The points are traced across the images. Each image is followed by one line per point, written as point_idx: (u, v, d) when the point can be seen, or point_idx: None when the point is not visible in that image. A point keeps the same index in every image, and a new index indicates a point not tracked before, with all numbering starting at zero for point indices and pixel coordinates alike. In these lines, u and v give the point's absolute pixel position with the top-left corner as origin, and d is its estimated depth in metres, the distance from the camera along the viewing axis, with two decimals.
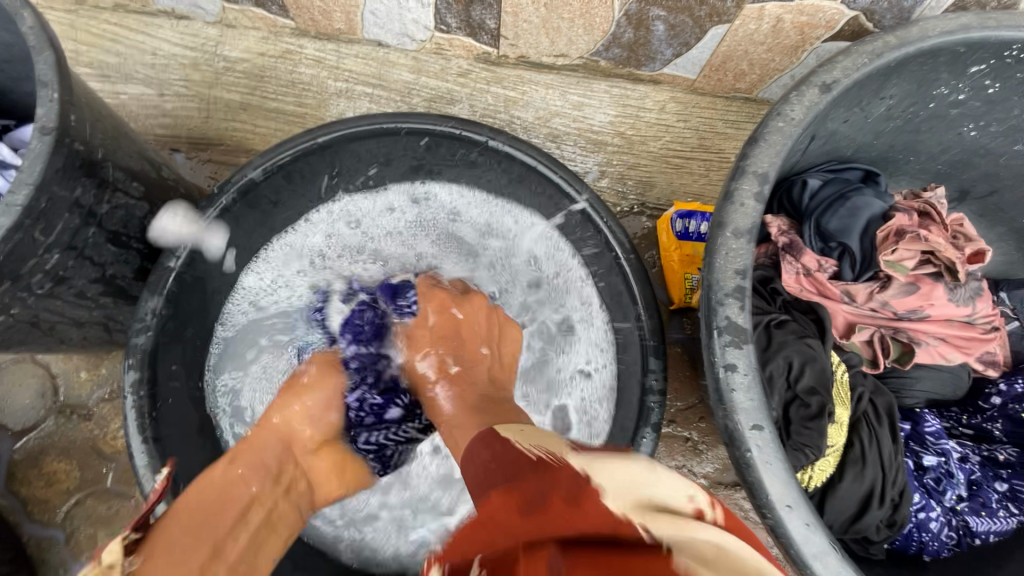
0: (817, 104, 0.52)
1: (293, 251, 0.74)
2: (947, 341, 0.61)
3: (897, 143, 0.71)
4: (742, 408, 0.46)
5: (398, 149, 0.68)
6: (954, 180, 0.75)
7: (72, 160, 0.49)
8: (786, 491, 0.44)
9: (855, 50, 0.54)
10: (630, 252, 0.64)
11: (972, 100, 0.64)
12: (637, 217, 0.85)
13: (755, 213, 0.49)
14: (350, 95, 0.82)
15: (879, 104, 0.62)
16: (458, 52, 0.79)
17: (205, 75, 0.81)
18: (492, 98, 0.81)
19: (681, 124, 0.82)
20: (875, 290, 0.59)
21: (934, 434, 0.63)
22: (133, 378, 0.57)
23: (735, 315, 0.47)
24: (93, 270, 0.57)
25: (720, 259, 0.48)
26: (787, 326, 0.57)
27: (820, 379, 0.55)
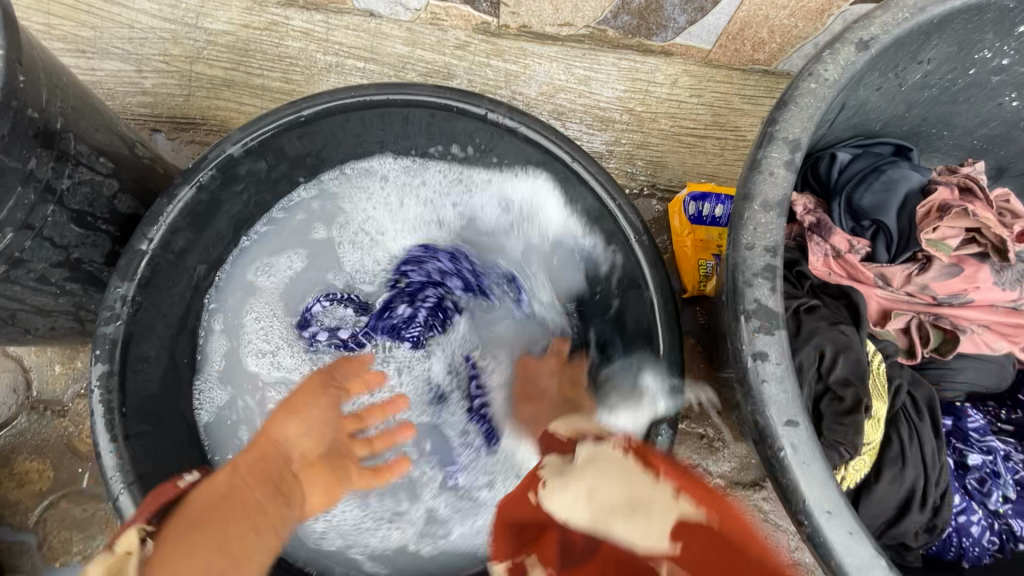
0: (854, 63, 0.47)
1: (304, 225, 0.71)
2: (992, 329, 0.55)
3: (931, 115, 0.65)
4: (774, 402, 0.40)
5: (388, 123, 0.63)
6: (991, 156, 0.70)
7: (23, 127, 0.44)
8: (825, 494, 0.39)
9: (895, 4, 0.48)
10: (642, 234, 0.58)
11: (1017, 65, 0.58)
12: (648, 200, 0.80)
13: (786, 183, 0.44)
14: (340, 70, 0.76)
15: (916, 70, 0.57)
16: (455, 23, 0.74)
17: (186, 49, 0.76)
18: (492, 72, 0.76)
19: (694, 99, 0.77)
20: (914, 273, 0.54)
21: (978, 430, 0.58)
22: (100, 371, 0.52)
23: (765, 297, 0.42)
24: (55, 252, 0.52)
25: (748, 235, 0.43)
26: (818, 311, 0.52)
27: (855, 370, 0.50)
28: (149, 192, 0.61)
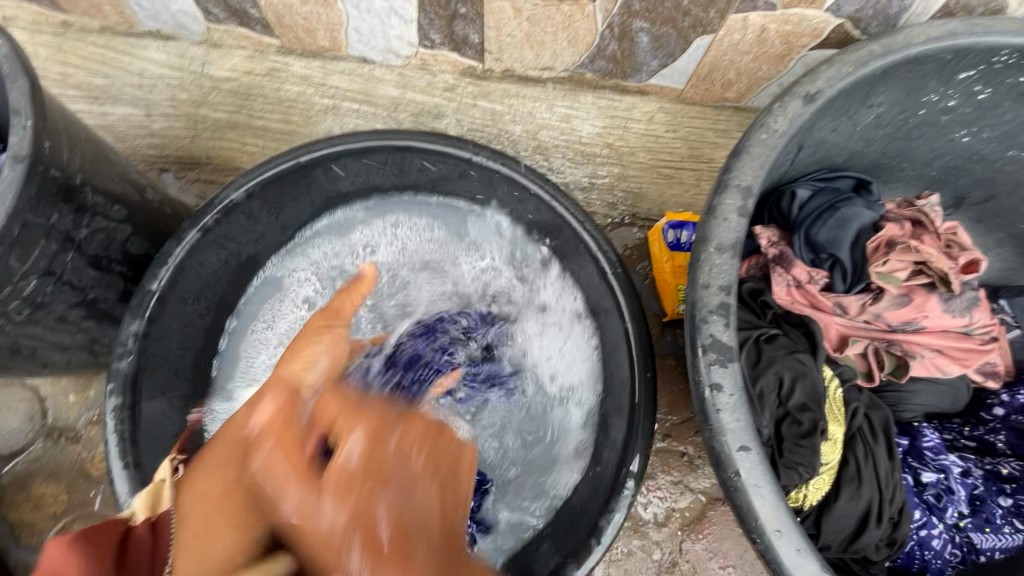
0: (801, 115, 0.51)
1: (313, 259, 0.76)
2: (945, 353, 0.59)
3: (889, 149, 0.69)
4: (729, 429, 0.44)
5: (380, 165, 0.67)
6: (949, 186, 0.74)
7: (47, 186, 0.48)
8: (775, 515, 0.43)
9: (839, 60, 0.52)
10: (618, 267, 0.62)
11: (963, 106, 0.63)
12: (629, 228, 0.84)
13: (739, 227, 0.48)
14: (336, 111, 0.81)
15: (867, 113, 0.61)
16: (443, 67, 0.79)
17: (192, 95, 0.81)
18: (480, 113, 0.81)
19: (670, 134, 0.82)
20: (868, 302, 0.57)
21: (933, 450, 0.61)
22: (115, 402, 0.57)
23: (719, 332, 0.46)
24: (73, 294, 0.56)
25: (704, 275, 0.47)
26: (777, 340, 0.56)
27: (811, 394, 0.54)
28: (158, 233, 0.66)
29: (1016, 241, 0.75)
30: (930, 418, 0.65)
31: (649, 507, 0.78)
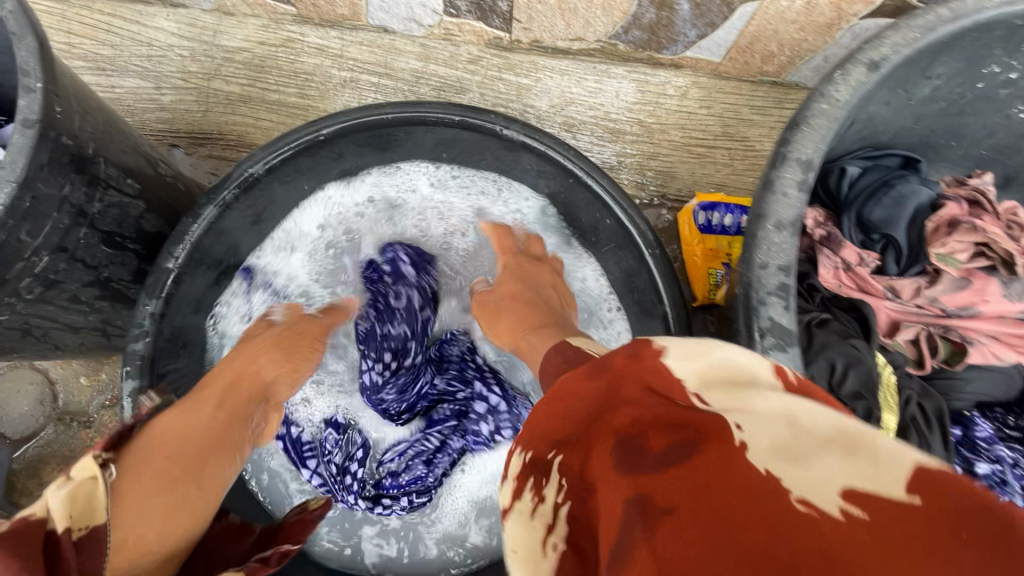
0: (864, 83, 0.48)
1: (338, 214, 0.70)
2: (1000, 340, 0.56)
3: (940, 126, 0.66)
4: None
5: (404, 138, 0.64)
6: (999, 166, 0.71)
7: (59, 155, 0.45)
8: None
9: (905, 24, 0.49)
10: (655, 247, 0.59)
11: None
12: (657, 210, 0.81)
13: (799, 203, 0.45)
14: (354, 84, 0.78)
15: (925, 84, 0.57)
16: (467, 38, 0.75)
17: (203, 66, 0.78)
18: (505, 86, 0.77)
19: (704, 110, 0.78)
20: (923, 286, 0.55)
21: (986, 439, 0.58)
22: (133, 386, 0.54)
23: (778, 315, 0.43)
24: (87, 272, 0.53)
25: (762, 254, 0.44)
26: (828, 324, 0.53)
27: (866, 383, 0.51)
28: (172, 210, 0.63)
29: None
30: (979, 408, 0.62)
31: None
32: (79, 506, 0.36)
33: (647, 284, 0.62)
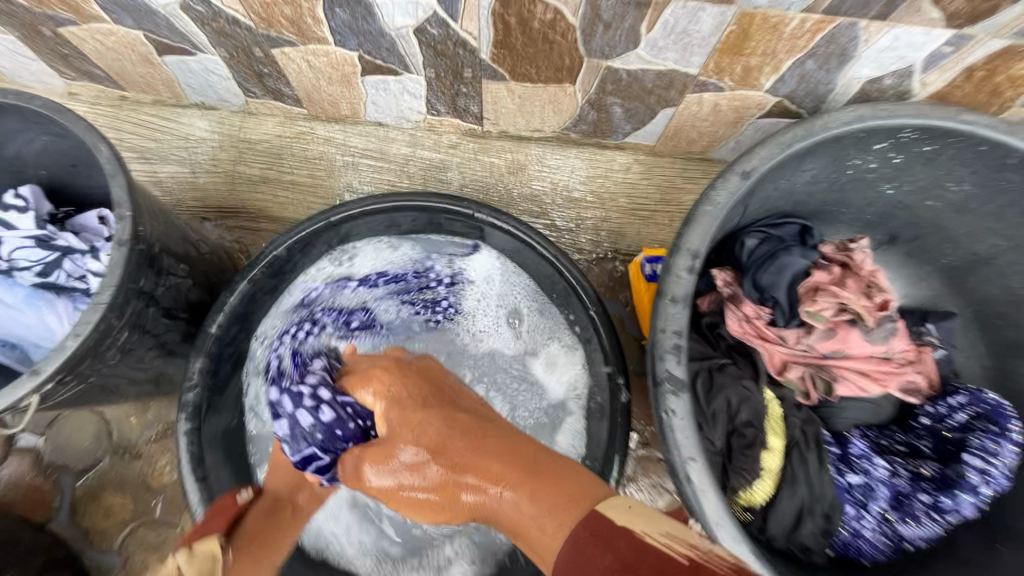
0: (737, 189, 0.64)
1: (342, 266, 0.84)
2: (868, 376, 0.71)
3: (827, 199, 0.82)
4: (681, 444, 0.57)
5: (397, 220, 0.82)
6: (884, 227, 0.86)
7: (139, 259, 0.61)
8: (716, 510, 0.55)
9: (771, 142, 0.65)
10: (596, 304, 0.76)
11: (883, 167, 0.75)
12: (610, 262, 0.97)
13: (688, 282, 0.61)
14: (355, 167, 0.94)
15: (801, 175, 0.74)
16: (447, 129, 0.92)
17: (230, 154, 0.94)
18: (479, 166, 0.93)
19: (645, 182, 0.94)
20: (802, 335, 0.70)
21: (858, 454, 0.74)
22: (185, 428, 0.69)
23: (672, 367, 0.58)
24: (151, 339, 0.69)
25: (661, 321, 0.60)
26: (726, 370, 0.68)
27: (755, 414, 0.66)
28: (211, 282, 0.79)
29: (942, 273, 0.86)
30: (858, 425, 0.77)
31: None
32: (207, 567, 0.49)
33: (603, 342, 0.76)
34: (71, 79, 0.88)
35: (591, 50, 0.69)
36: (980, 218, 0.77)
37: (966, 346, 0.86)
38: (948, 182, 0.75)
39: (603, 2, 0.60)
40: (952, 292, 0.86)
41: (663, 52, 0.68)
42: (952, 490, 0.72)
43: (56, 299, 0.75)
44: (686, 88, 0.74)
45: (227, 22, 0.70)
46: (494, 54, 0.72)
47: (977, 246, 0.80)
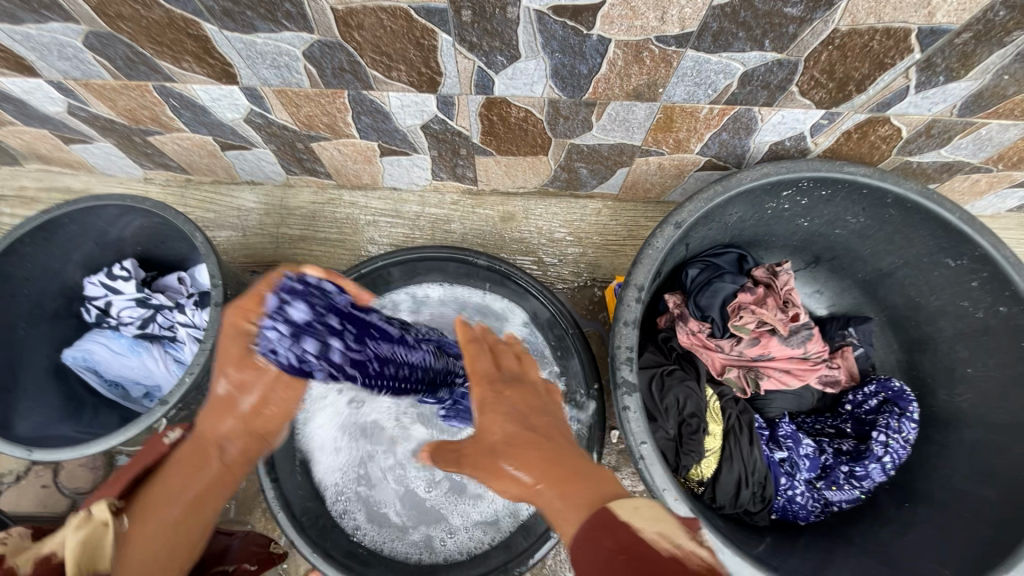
0: (671, 237, 0.84)
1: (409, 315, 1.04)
2: (790, 372, 0.91)
3: (757, 233, 1.01)
4: (636, 432, 0.76)
5: (413, 269, 1.05)
6: (809, 250, 1.05)
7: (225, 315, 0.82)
8: (662, 478, 0.75)
9: (696, 199, 0.85)
10: (573, 329, 0.98)
11: (794, 207, 0.95)
12: (590, 288, 1.15)
13: (635, 309, 0.80)
14: (376, 223, 1.15)
15: (729, 217, 0.94)
16: (450, 190, 1.13)
17: (274, 218, 1.15)
18: (478, 217, 1.14)
19: (613, 222, 1.15)
20: (734, 343, 0.89)
21: (785, 435, 0.93)
22: None
23: (626, 374, 0.78)
24: None
25: (617, 340, 0.80)
26: (674, 373, 0.88)
27: (698, 407, 0.86)
28: None
29: (859, 285, 1.05)
30: (787, 412, 0.97)
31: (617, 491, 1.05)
32: (86, 552, 0.50)
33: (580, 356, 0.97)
34: (148, 169, 1.10)
35: (557, 134, 0.90)
36: (877, 242, 0.96)
37: (883, 344, 1.04)
38: (848, 216, 0.94)
39: (561, 105, 0.81)
40: (869, 301, 1.05)
41: (611, 133, 0.88)
42: (863, 460, 0.91)
43: (151, 345, 0.97)
44: (635, 155, 0.95)
45: (278, 128, 0.92)
46: (483, 139, 0.93)
47: (880, 263, 0.99)
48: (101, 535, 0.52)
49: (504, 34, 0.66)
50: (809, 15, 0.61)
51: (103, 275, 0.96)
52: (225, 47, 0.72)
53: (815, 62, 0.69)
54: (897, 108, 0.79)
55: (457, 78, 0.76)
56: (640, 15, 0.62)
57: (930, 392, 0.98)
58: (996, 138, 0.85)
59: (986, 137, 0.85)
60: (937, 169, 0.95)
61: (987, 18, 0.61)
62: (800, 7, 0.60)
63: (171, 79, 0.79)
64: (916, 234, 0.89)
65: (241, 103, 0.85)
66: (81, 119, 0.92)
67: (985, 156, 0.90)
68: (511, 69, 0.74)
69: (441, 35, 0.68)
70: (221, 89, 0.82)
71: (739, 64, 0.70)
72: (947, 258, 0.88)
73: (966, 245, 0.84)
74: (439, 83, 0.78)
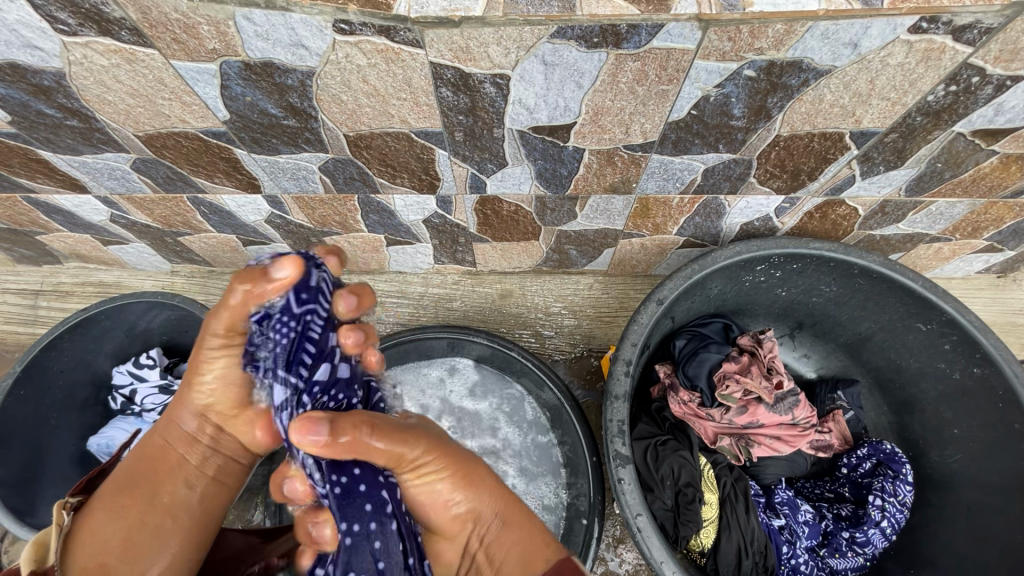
0: (654, 313, 0.90)
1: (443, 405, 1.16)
2: (780, 438, 0.95)
3: (738, 303, 1.08)
4: (631, 504, 0.79)
5: (416, 347, 1.11)
6: (791, 317, 1.11)
7: None
8: (659, 552, 0.77)
9: (675, 277, 0.92)
10: (569, 400, 1.03)
11: (770, 278, 1.01)
12: (587, 359, 1.20)
13: (625, 382, 0.86)
14: (383, 305, 1.23)
15: (709, 290, 1.00)
16: (450, 272, 1.22)
17: None
18: (477, 295, 1.22)
19: (606, 295, 1.22)
20: (723, 412, 0.93)
21: (782, 501, 0.94)
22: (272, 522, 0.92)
23: (620, 447, 0.82)
24: None
25: (609, 414, 0.85)
26: (668, 443, 0.92)
27: (692, 476, 0.88)
28: None
29: (843, 349, 1.10)
30: (783, 478, 0.98)
31: (623, 564, 1.05)
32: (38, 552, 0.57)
33: (586, 511, 0.98)
34: (175, 262, 1.21)
35: (546, 223, 0.99)
36: (852, 309, 1.02)
37: (873, 405, 1.08)
38: (822, 286, 1.01)
39: (547, 200, 0.91)
40: (854, 363, 1.09)
41: (595, 220, 0.98)
42: (863, 525, 0.93)
43: None
44: (618, 237, 1.04)
45: (295, 226, 1.02)
46: (480, 230, 1.02)
47: (859, 328, 1.04)
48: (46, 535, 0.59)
49: (492, 148, 0.77)
50: (753, 126, 0.71)
51: (130, 364, 1.03)
52: (252, 165, 0.83)
53: (766, 159, 0.79)
54: (850, 192, 0.87)
55: (453, 183, 0.87)
56: (608, 131, 0.72)
57: (922, 453, 1.00)
58: (947, 213, 0.93)
59: (937, 212, 0.93)
60: (900, 239, 1.03)
61: (908, 122, 0.70)
62: (744, 120, 0.69)
63: (203, 191, 0.91)
64: (887, 301, 0.95)
65: (263, 207, 0.96)
66: (120, 225, 1.04)
67: (941, 228, 0.98)
68: (500, 174, 0.84)
69: (438, 151, 0.78)
70: (247, 197, 0.93)
71: (700, 164, 0.80)
72: (918, 323, 0.94)
73: (932, 311, 0.90)
74: (438, 186, 0.88)
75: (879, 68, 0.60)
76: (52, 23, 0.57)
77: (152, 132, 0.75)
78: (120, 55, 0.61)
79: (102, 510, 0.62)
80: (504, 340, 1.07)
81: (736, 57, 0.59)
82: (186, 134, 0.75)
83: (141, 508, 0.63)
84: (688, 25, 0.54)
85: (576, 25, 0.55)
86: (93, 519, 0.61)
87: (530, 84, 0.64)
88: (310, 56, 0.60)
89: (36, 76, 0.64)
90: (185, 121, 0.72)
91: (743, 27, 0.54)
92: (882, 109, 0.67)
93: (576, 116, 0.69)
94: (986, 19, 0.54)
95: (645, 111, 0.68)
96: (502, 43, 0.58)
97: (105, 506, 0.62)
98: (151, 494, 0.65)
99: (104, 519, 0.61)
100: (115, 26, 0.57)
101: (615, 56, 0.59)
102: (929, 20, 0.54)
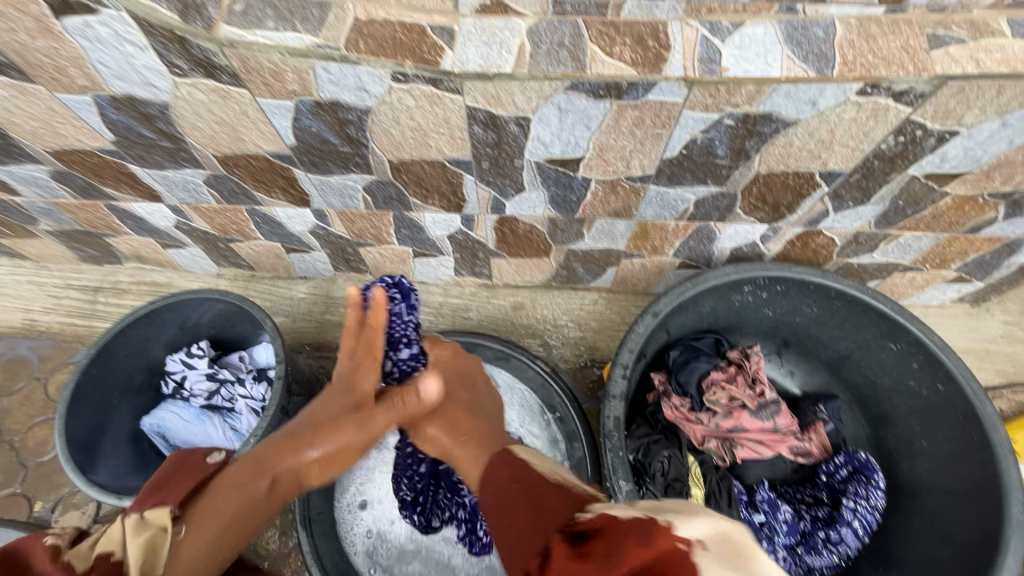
0: (650, 324, 1.01)
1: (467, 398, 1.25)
2: (762, 442, 1.05)
3: (728, 320, 1.19)
4: (623, 492, 0.90)
5: None
6: (777, 335, 1.22)
7: (281, 388, 1.02)
8: None
9: (669, 293, 1.03)
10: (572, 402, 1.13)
11: (756, 298, 1.13)
12: (591, 368, 1.31)
13: (622, 383, 0.97)
14: None
15: (700, 307, 1.11)
16: (468, 284, 1.34)
17: (320, 306, 1.36)
18: (492, 306, 1.35)
19: (609, 310, 1.33)
20: (710, 416, 1.04)
21: (763, 500, 1.04)
22: (301, 500, 1.01)
23: (615, 442, 0.93)
24: None
25: (606, 412, 0.95)
26: (660, 442, 1.02)
27: (681, 472, 0.99)
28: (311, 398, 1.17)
29: (825, 366, 1.20)
30: (764, 480, 1.09)
31: None
32: (152, 536, 0.62)
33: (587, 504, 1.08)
34: (222, 266, 1.35)
35: (556, 242, 1.12)
36: (831, 329, 1.12)
37: (852, 420, 1.17)
38: (803, 307, 1.12)
39: (558, 222, 1.04)
40: (836, 379, 1.19)
41: (600, 241, 1.10)
42: (836, 525, 1.02)
43: (213, 415, 1.15)
44: (621, 257, 1.16)
45: (335, 237, 1.16)
46: (497, 246, 1.15)
47: (838, 347, 1.14)
48: (160, 533, 0.63)
49: (513, 175, 0.90)
50: (735, 164, 0.83)
51: (184, 353, 1.16)
52: (306, 183, 0.97)
53: (749, 193, 0.91)
54: (825, 224, 0.99)
55: (477, 204, 1.00)
56: (611, 164, 0.85)
57: (895, 465, 1.09)
58: (915, 245, 1.04)
59: (906, 245, 1.04)
60: (875, 268, 1.14)
61: (868, 165, 0.82)
62: (727, 159, 0.82)
63: (261, 204, 1.05)
64: (862, 322, 1.06)
65: (310, 220, 1.10)
66: (182, 231, 1.18)
67: (912, 259, 1.09)
68: (518, 198, 0.97)
69: (466, 177, 0.92)
70: (297, 210, 1.07)
71: (692, 195, 0.92)
72: (889, 343, 1.04)
73: (901, 332, 1.00)
74: (463, 207, 1.01)
75: (837, 121, 0.73)
76: (170, 68, 0.72)
77: (227, 153, 0.89)
78: (217, 93, 0.76)
79: (222, 501, 0.72)
80: (515, 347, 1.19)
81: (717, 109, 0.72)
82: (256, 155, 0.89)
83: (248, 511, 0.74)
84: (677, 83, 0.68)
85: (586, 81, 0.68)
86: (212, 514, 0.70)
87: (547, 125, 0.77)
88: (369, 97, 0.74)
89: (146, 107, 0.79)
90: (258, 145, 0.87)
91: (721, 86, 0.68)
92: (844, 153, 0.79)
93: (585, 151, 0.82)
94: (918, 86, 0.67)
95: (643, 150, 0.81)
96: (526, 93, 0.71)
97: (245, 504, 0.74)
98: (264, 504, 0.76)
99: (257, 505, 0.75)
100: (219, 71, 0.71)
101: (618, 105, 0.72)
102: (872, 86, 0.67)
